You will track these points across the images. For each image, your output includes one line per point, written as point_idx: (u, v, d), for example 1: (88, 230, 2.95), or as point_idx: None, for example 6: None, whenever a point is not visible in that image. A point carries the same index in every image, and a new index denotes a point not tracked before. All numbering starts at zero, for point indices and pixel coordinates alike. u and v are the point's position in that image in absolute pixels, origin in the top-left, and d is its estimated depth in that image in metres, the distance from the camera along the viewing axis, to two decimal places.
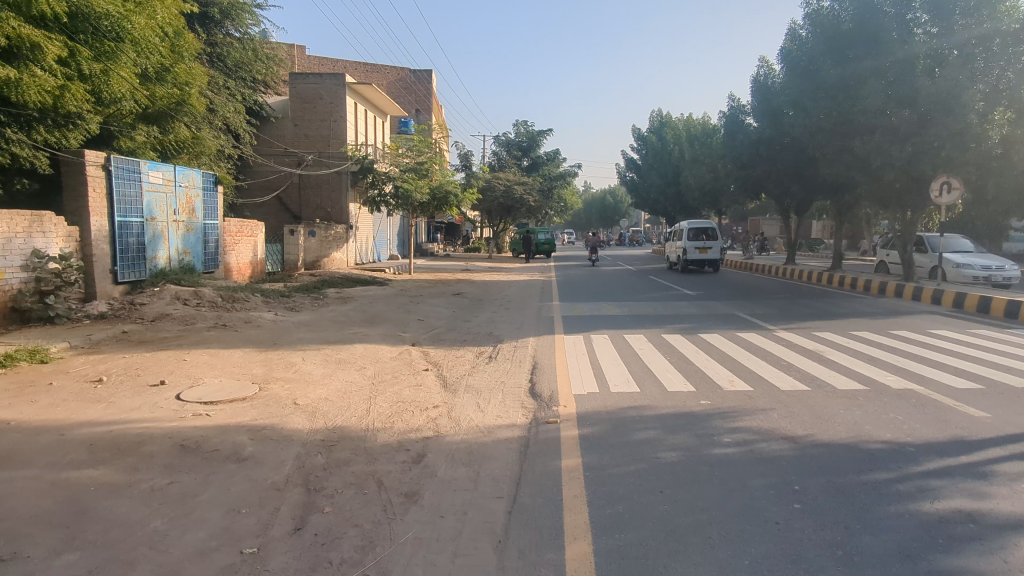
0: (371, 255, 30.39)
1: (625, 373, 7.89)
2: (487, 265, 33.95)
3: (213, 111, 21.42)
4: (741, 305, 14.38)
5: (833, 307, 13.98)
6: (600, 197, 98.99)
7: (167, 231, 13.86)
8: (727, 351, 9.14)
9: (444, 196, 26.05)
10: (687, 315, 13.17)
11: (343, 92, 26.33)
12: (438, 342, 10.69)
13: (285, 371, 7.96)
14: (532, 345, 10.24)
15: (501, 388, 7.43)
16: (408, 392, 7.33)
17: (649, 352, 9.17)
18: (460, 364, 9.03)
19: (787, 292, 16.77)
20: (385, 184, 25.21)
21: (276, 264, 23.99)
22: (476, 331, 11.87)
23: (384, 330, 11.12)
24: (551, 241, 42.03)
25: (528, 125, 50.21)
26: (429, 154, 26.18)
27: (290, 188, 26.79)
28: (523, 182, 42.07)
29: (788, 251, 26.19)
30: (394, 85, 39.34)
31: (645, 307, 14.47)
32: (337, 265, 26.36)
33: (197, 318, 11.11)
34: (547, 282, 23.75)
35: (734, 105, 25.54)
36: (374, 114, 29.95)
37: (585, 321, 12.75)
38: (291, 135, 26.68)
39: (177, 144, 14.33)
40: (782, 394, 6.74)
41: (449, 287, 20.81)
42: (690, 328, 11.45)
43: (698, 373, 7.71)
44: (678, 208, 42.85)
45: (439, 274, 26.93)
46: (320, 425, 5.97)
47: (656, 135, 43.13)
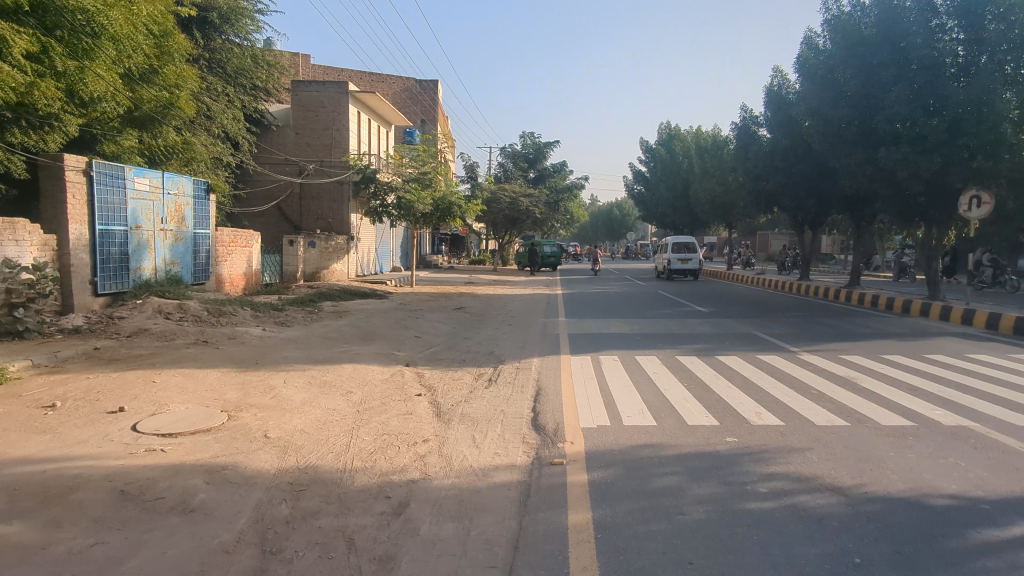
0: (373, 267, 29.75)
1: (638, 402, 7.09)
2: (492, 278, 33.21)
3: (210, 117, 21.15)
4: (759, 324, 13.56)
5: (858, 327, 13.12)
6: (607, 210, 98.44)
7: (153, 241, 13.22)
8: (750, 377, 8.31)
9: (447, 207, 25.39)
10: (701, 334, 12.36)
11: (345, 100, 25.83)
12: (435, 362, 9.92)
13: (262, 395, 7.19)
14: (535, 367, 9.45)
15: (500, 419, 6.64)
16: (396, 422, 6.56)
17: (663, 376, 8.36)
18: (456, 388, 8.27)
19: (805, 310, 15.93)
20: (387, 195, 24.75)
21: (274, 275, 23.34)
22: (476, 349, 11.11)
23: (377, 349, 10.37)
24: (557, 254, 41.39)
25: (534, 136, 49.70)
26: (433, 163, 25.59)
27: (291, 197, 26.21)
28: (529, 194, 41.47)
29: (802, 266, 25.35)
30: (399, 95, 38.89)
31: (656, 325, 13.65)
32: (337, 277, 25.71)
33: (178, 334, 10.39)
34: (552, 296, 22.99)
35: (747, 115, 24.83)
36: (377, 123, 29.44)
37: (593, 340, 11.96)
38: (292, 143, 26.11)
39: (166, 149, 13.80)
40: (820, 430, 5.91)
41: (451, 301, 20.06)
42: (707, 349, 10.64)
43: (721, 404, 6.89)
44: (686, 221, 42.12)
45: (442, 287, 26.21)
46: (290, 464, 5.20)
47: (665, 147, 42.52)
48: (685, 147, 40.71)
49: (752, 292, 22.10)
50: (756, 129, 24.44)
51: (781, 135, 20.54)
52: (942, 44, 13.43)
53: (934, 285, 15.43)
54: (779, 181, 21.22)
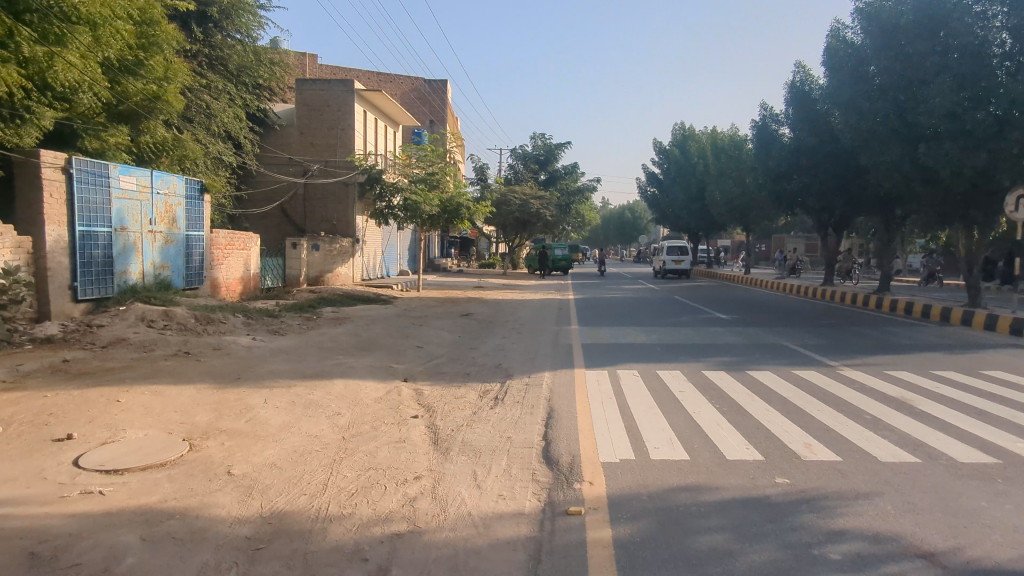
0: (379, 271, 28.97)
1: (666, 428, 6.15)
2: (501, 282, 32.35)
3: (210, 115, 20.49)
4: (788, 334, 12.57)
5: (896, 337, 12.10)
6: (618, 213, 97.38)
7: (140, 243, 12.46)
8: (789, 397, 7.35)
9: (455, 209, 24.51)
10: (726, 345, 11.40)
11: (351, 99, 25.14)
12: (436, 376, 9.04)
13: (235, 418, 6.32)
14: (546, 383, 8.54)
15: (506, 450, 5.73)
16: (385, 453, 5.67)
17: (691, 397, 7.42)
18: (458, 409, 7.38)
19: (835, 318, 14.88)
20: (394, 196, 24.06)
21: (276, 279, 22.59)
22: (482, 362, 10.20)
23: (374, 361, 9.50)
24: (568, 258, 40.50)
25: (544, 138, 48.85)
26: (440, 164, 24.91)
27: (295, 199, 25.48)
28: (540, 196, 40.63)
29: (826, 271, 24.22)
30: (408, 95, 38.18)
31: (676, 334, 12.69)
32: (342, 281, 24.95)
33: (159, 343, 9.57)
34: (564, 301, 22.06)
35: (767, 113, 23.77)
36: (384, 123, 28.74)
37: (609, 351, 11.02)
38: (296, 142, 25.43)
39: (154, 146, 13.06)
40: (888, 469, 4.94)
41: (458, 306, 19.19)
42: (735, 363, 9.66)
43: (762, 433, 5.93)
44: (702, 224, 41.02)
45: (449, 291, 25.37)
46: (251, 512, 4.31)
47: (679, 148, 41.51)
48: (700, 148, 39.72)
49: (772, 297, 21.10)
50: (777, 127, 23.38)
51: (808, 133, 19.52)
52: (987, 34, 12.49)
53: (974, 291, 14.34)
54: (803, 181, 20.17)
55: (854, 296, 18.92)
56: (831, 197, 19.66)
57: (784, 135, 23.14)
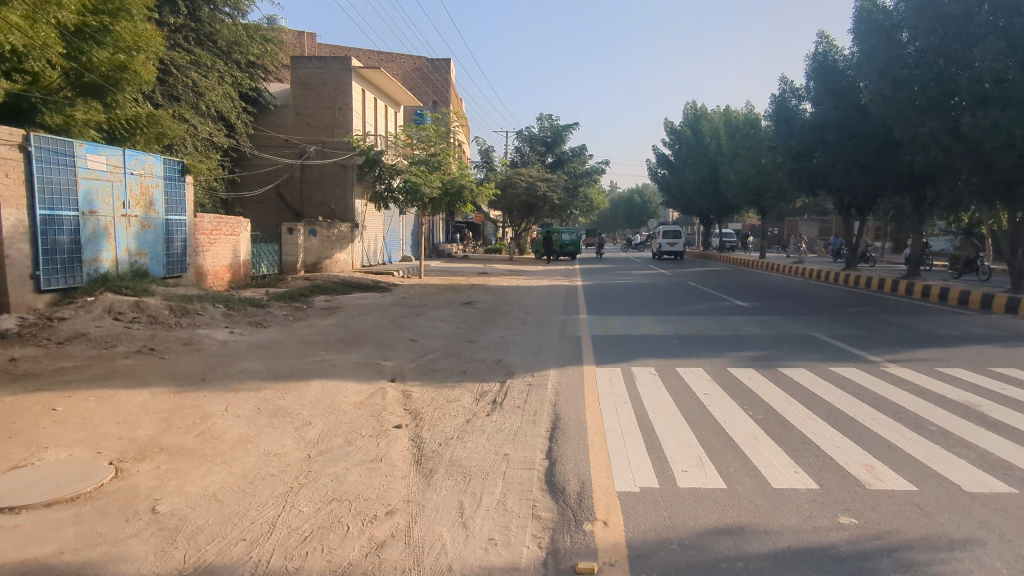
0: (380, 256, 28.05)
1: (694, 444, 5.15)
2: (506, 268, 31.30)
3: (198, 94, 19.49)
4: (819, 324, 11.49)
5: (938, 326, 10.99)
6: (627, 197, 95.94)
7: (113, 228, 11.49)
8: (835, 402, 6.30)
9: (457, 191, 23.35)
10: (751, 337, 10.34)
11: (349, 77, 24.03)
12: (428, 375, 8.06)
13: (183, 432, 5.35)
14: (551, 384, 7.55)
15: (503, 473, 4.76)
16: (355, 477, 4.69)
17: (718, 401, 6.42)
18: (449, 416, 6.39)
19: (865, 306, 13.77)
20: (394, 178, 23.08)
21: (273, 265, 21.67)
22: (481, 357, 9.21)
23: (359, 358, 8.53)
24: (576, 242, 39.39)
25: (552, 119, 47.48)
26: (442, 145, 23.80)
27: (291, 182, 24.49)
28: (547, 178, 39.45)
29: (849, 254, 23.01)
30: (410, 75, 36.98)
31: (695, 325, 11.63)
32: (341, 267, 24.01)
33: (123, 339, 8.64)
34: (572, 287, 21.04)
35: (786, 87, 22.43)
36: (384, 102, 27.62)
37: (622, 345, 10.00)
38: (292, 123, 24.36)
39: (126, 123, 12.08)
40: (981, 504, 3.92)
41: (460, 294, 18.20)
42: (765, 358, 8.61)
43: (810, 452, 4.91)
44: (715, 207, 39.74)
45: (452, 277, 24.41)
46: (168, 567, 3.35)
47: (691, 129, 40.09)
48: (713, 128, 38.35)
49: (792, 282, 19.98)
50: (797, 103, 22.06)
51: (834, 107, 18.26)
52: None
53: (1018, 275, 13.20)
54: (828, 160, 18.92)
55: (881, 282, 17.73)
56: (858, 176, 18.40)
57: (805, 111, 21.85)
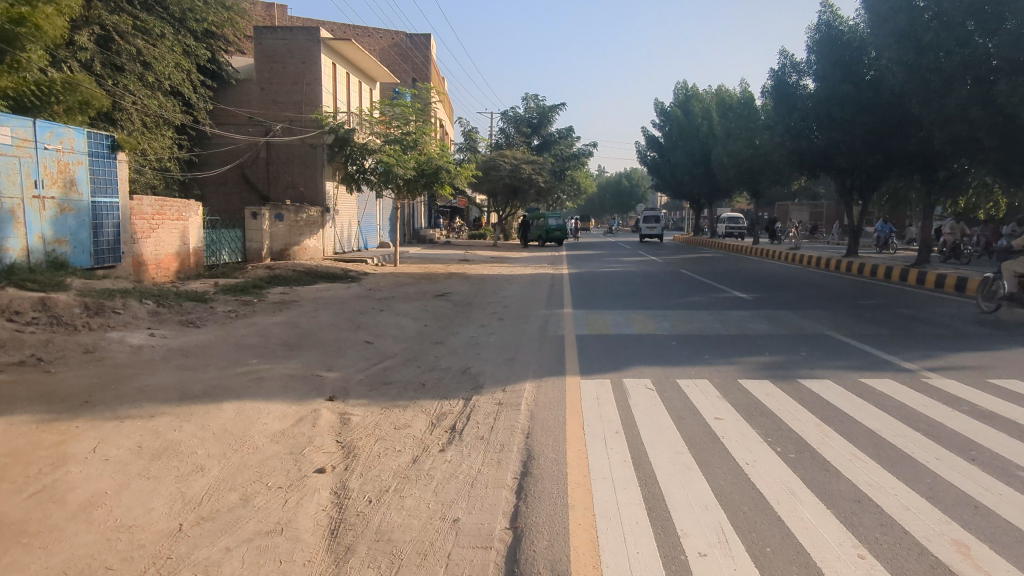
0: (355, 242, 26.50)
1: (710, 504, 3.80)
2: (489, 254, 29.83)
3: (145, 65, 17.79)
4: (833, 321, 10.19)
5: (968, 323, 9.73)
6: (615, 180, 94.48)
7: (21, 211, 9.90)
8: (881, 432, 4.98)
9: (433, 172, 21.65)
10: (760, 338, 8.99)
11: (317, 49, 22.27)
12: (379, 390, 6.66)
13: (13, 491, 3.90)
14: (525, 403, 6.17)
15: (447, 558, 3.37)
16: (234, 566, 3.28)
17: (734, 431, 5.07)
18: (391, 452, 5.00)
19: (877, 299, 12.50)
20: (366, 158, 21.55)
21: (235, 253, 20.11)
22: (445, 364, 7.81)
23: (297, 369, 7.08)
24: (563, 227, 37.98)
25: (538, 99, 45.74)
26: (419, 122, 22.12)
27: (256, 162, 22.79)
28: (532, 161, 37.86)
29: (851, 240, 21.73)
30: (388, 51, 35.13)
31: (694, 323, 10.27)
32: (311, 255, 22.47)
33: (10, 345, 7.14)
34: (557, 276, 19.66)
35: (786, 61, 21.07)
36: (358, 78, 25.87)
37: (613, 347, 8.59)
38: (257, 99, 22.64)
39: (37, 89, 10.49)
40: None
41: (436, 284, 16.73)
42: (781, 367, 7.26)
43: (870, 519, 3.57)
44: (706, 190, 38.42)
45: (430, 265, 22.94)
46: None
47: (682, 109, 38.55)
48: (705, 108, 36.89)
49: (790, 270, 18.77)
50: (797, 79, 20.74)
51: (840, 81, 16.92)
52: None
53: None
54: (831, 138, 17.61)
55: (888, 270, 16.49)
56: (866, 155, 17.10)
57: (805, 87, 20.54)
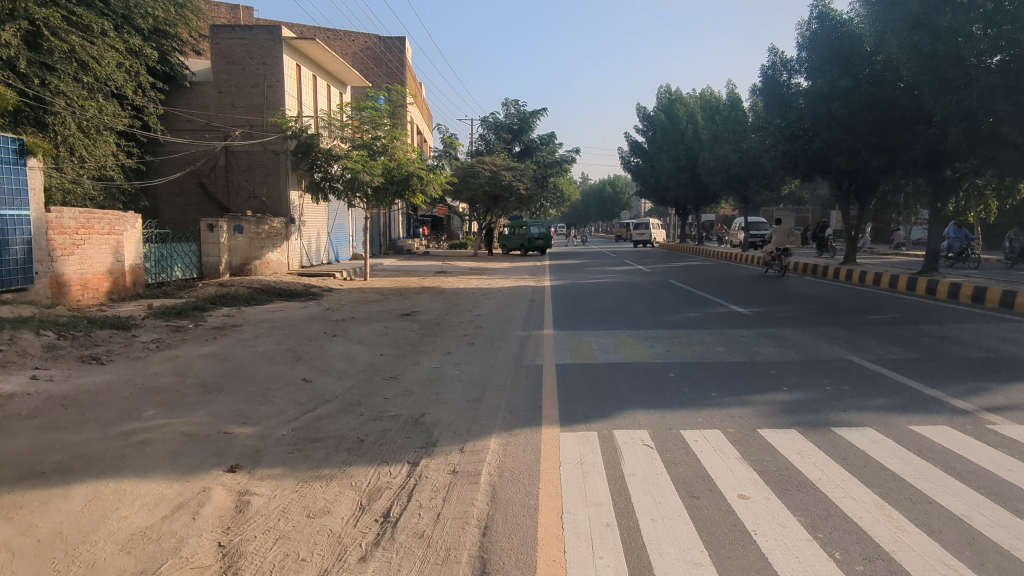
0: (325, 255, 24.96)
1: None
2: (469, 265, 28.39)
3: (83, 66, 16.25)
4: (850, 343, 8.87)
5: (1004, 343, 8.48)
6: (599, 188, 93.68)
7: None
8: (974, 522, 3.59)
9: (404, 180, 20.21)
10: (773, 366, 7.61)
11: (278, 49, 20.79)
12: (301, 454, 5.18)
13: None
14: (488, 471, 4.71)
15: None
16: None
17: (770, 521, 3.68)
18: (290, 564, 3.52)
19: (891, 313, 11.25)
20: (332, 164, 20.13)
21: (189, 268, 18.52)
22: (395, 410, 6.35)
23: (202, 424, 5.59)
24: (545, 236, 36.65)
25: (518, 105, 44.57)
26: (389, 125, 20.64)
27: (214, 171, 21.22)
28: (513, 167, 36.49)
29: (849, 247, 20.60)
30: (360, 55, 33.78)
31: (691, 347, 8.88)
32: (274, 269, 20.92)
33: None
34: (538, 289, 18.28)
35: (776, 58, 20.06)
36: (325, 80, 24.41)
37: (600, 383, 7.13)
38: (214, 103, 21.14)
39: None
40: None
41: (405, 301, 15.25)
42: (806, 410, 5.88)
43: None
44: (692, 196, 37.39)
45: (402, 278, 21.45)
46: None
47: (665, 113, 37.57)
48: (689, 112, 35.94)
49: (787, 280, 17.55)
50: (788, 77, 19.76)
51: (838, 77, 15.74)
52: None
53: None
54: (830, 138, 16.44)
55: (893, 279, 15.35)
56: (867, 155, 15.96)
57: (796, 85, 19.59)
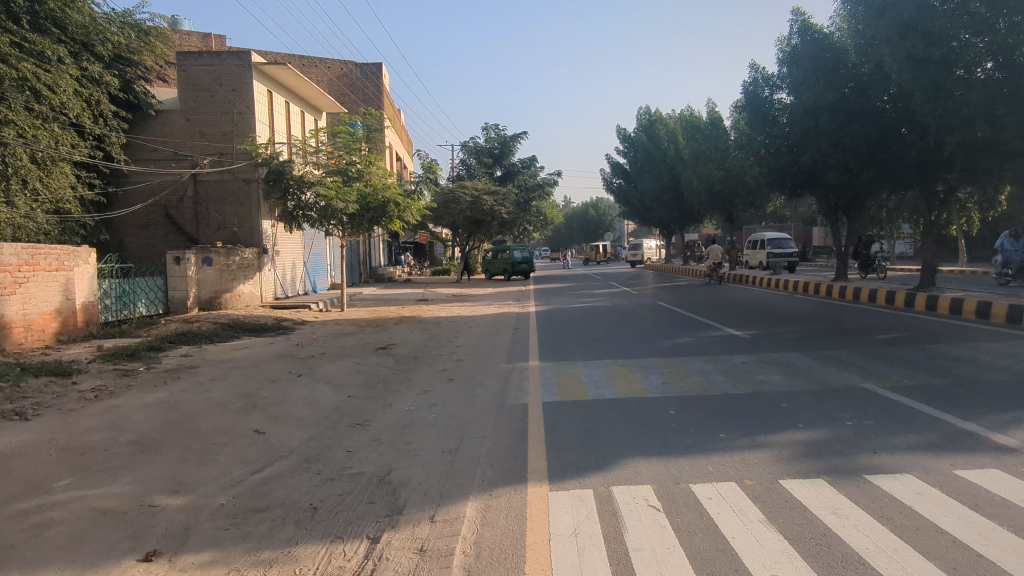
0: (301, 285, 24.06)
1: None
2: (451, 291, 27.58)
3: (36, 95, 15.41)
4: (859, 368, 8.18)
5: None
6: (582, 211, 93.81)
7: None
8: None
9: (379, 206, 19.50)
10: (782, 399, 6.86)
11: (248, 75, 20.13)
12: (238, 532, 4.30)
13: None
14: (463, 548, 3.88)
15: None
16: None
17: None
18: None
19: (895, 332, 10.65)
20: (305, 191, 19.35)
21: (153, 304, 17.56)
22: (358, 467, 5.49)
23: (122, 496, 4.69)
24: (528, 259, 36.00)
25: (498, 129, 44.25)
26: (364, 150, 19.88)
27: (182, 201, 20.35)
28: (494, 192, 35.90)
29: (839, 263, 20.18)
30: (336, 82, 33.33)
31: (690, 378, 8.12)
32: (246, 302, 19.97)
33: None
34: (522, 315, 17.52)
35: (757, 74, 19.71)
36: (297, 106, 23.79)
37: (592, 424, 6.33)
38: (181, 131, 20.36)
39: None
40: None
41: (381, 333, 14.38)
42: (829, 452, 5.11)
43: None
44: (676, 215, 37.10)
45: (381, 308, 20.59)
46: None
47: (646, 134, 37.42)
48: (670, 132, 35.84)
49: (780, 299, 16.98)
50: (770, 93, 19.39)
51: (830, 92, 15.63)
52: None
53: None
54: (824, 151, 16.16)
55: (889, 295, 14.84)
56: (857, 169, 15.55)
57: (779, 101, 19.27)
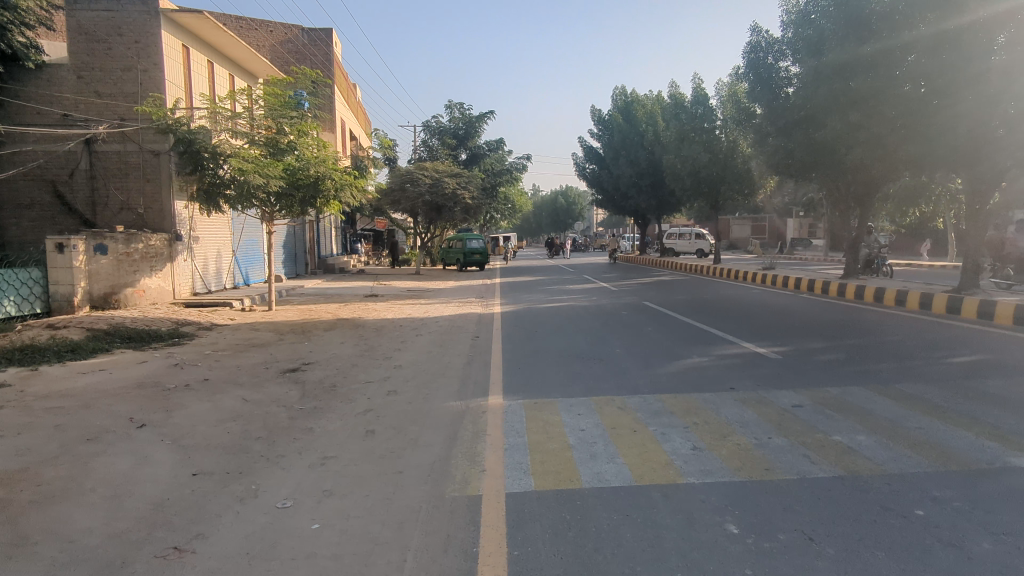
0: (228, 278, 20.63)
1: None
2: (406, 285, 24.45)
3: None
4: (980, 424, 5.42)
5: None
6: (551, 200, 91.13)
7: None
8: None
9: (313, 183, 16.16)
10: (910, 497, 4.05)
11: (156, 23, 16.63)
12: None
13: None
14: None
15: None
16: None
17: None
18: None
19: (970, 354, 8.09)
20: (223, 165, 15.81)
21: (27, 303, 14.03)
22: None
23: None
24: (484, 250, 33.11)
25: (463, 108, 40.97)
26: (297, 116, 16.42)
27: (75, 176, 16.78)
28: (458, 175, 32.72)
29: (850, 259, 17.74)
30: (279, 48, 29.72)
31: (733, 441, 5.28)
32: (152, 300, 16.53)
33: None
34: (484, 318, 14.58)
35: (760, 40, 17.38)
36: (222, 67, 20.33)
37: (597, 564, 3.41)
38: (73, 91, 16.72)
39: None
40: None
41: (302, 344, 11.26)
42: None
43: None
44: (652, 204, 34.60)
45: (318, 306, 17.42)
46: None
47: (622, 116, 34.78)
48: (648, 113, 33.30)
49: (786, 301, 14.48)
50: (775, 61, 17.13)
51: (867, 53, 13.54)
52: None
53: None
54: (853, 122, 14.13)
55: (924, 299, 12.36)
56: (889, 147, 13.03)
57: (786, 69, 17.02)
